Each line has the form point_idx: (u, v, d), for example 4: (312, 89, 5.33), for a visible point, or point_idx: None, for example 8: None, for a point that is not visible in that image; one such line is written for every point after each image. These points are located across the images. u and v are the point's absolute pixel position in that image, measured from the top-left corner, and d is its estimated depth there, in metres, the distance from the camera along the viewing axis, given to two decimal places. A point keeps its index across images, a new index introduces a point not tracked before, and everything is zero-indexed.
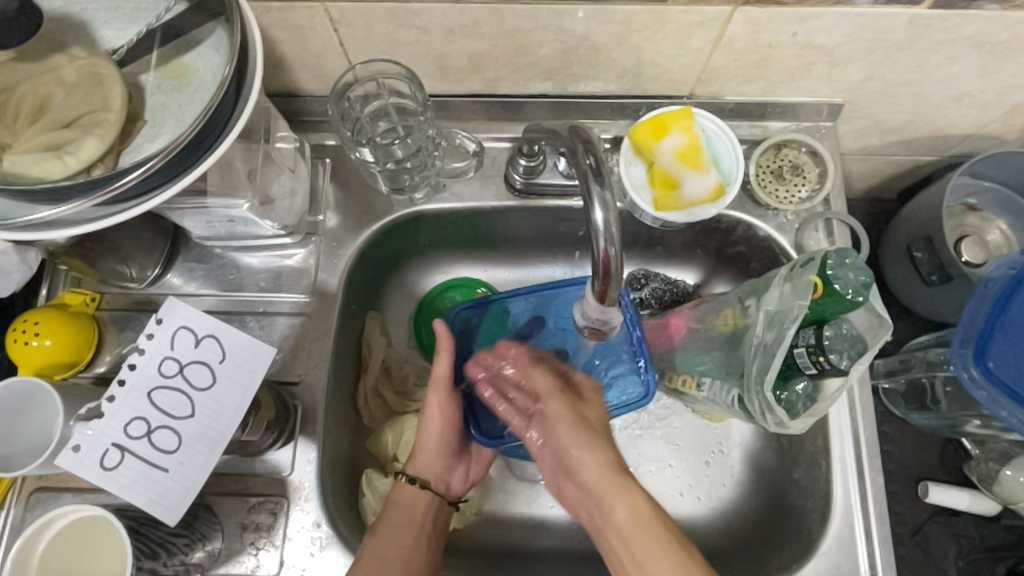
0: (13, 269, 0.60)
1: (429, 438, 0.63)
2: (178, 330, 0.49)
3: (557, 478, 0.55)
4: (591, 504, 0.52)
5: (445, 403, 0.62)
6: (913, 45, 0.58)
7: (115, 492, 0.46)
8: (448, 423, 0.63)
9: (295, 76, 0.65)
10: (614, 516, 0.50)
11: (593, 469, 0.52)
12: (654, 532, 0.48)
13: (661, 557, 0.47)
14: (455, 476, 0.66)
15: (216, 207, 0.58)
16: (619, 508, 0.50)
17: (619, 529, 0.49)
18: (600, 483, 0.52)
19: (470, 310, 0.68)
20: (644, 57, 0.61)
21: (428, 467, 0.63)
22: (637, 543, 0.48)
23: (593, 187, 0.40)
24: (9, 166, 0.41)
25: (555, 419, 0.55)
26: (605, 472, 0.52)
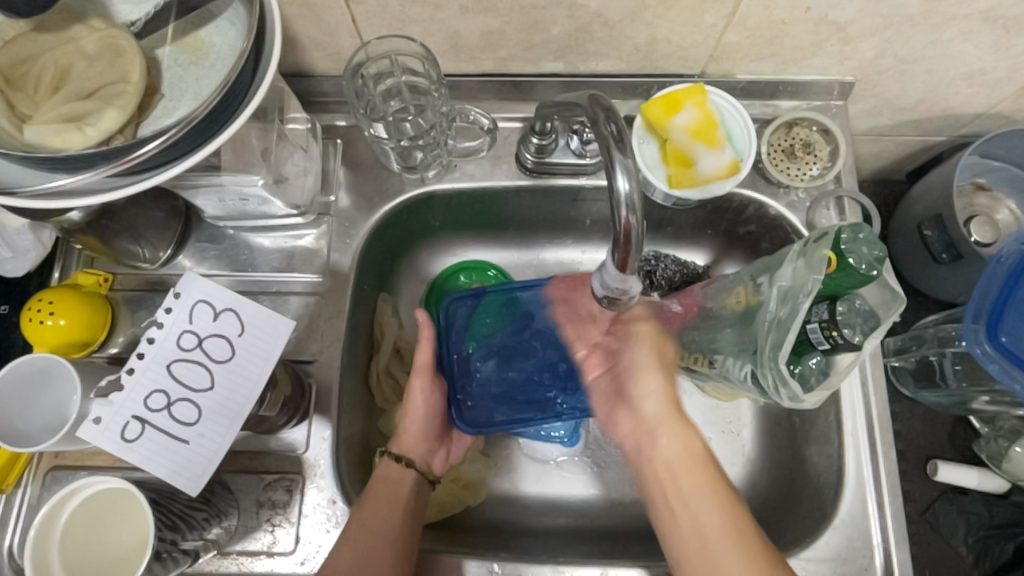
0: (29, 247, 0.62)
1: (414, 419, 0.63)
2: (196, 304, 0.49)
3: (615, 400, 0.60)
4: (642, 431, 0.57)
5: (428, 388, 0.63)
6: (927, 20, 0.58)
7: (135, 463, 0.46)
8: (431, 407, 0.64)
9: (307, 55, 0.65)
10: (666, 437, 0.54)
11: (659, 400, 0.56)
12: (701, 464, 0.52)
13: (702, 491, 0.51)
14: (436, 457, 0.66)
15: (230, 184, 0.58)
16: (677, 437, 0.54)
17: (671, 454, 0.53)
18: (657, 411, 0.56)
19: (465, 301, 0.68)
20: (657, 34, 0.61)
21: (413, 447, 0.63)
22: (684, 475, 0.52)
23: (615, 156, 0.41)
24: (30, 136, 0.41)
25: (636, 346, 0.59)
26: (669, 411, 0.56)
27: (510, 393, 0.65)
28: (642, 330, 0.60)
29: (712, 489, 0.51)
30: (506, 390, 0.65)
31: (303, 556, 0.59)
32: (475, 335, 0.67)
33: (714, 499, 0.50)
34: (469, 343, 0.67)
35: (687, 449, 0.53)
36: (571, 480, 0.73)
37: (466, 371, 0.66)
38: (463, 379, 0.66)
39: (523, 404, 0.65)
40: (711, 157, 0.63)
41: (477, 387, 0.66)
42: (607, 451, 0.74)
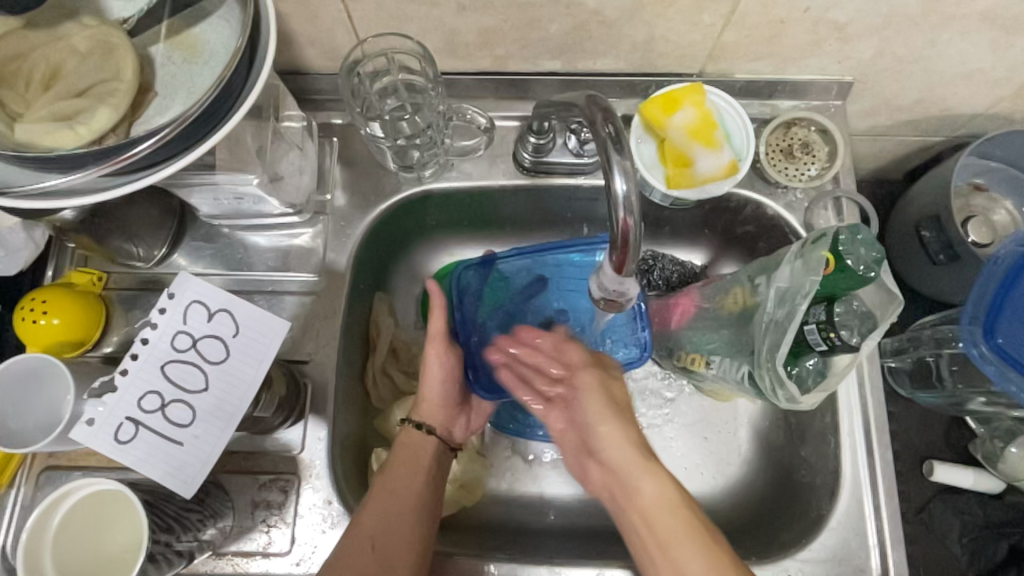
0: (21, 246, 0.61)
1: (431, 388, 0.63)
2: (190, 305, 0.49)
3: (581, 457, 0.56)
4: (613, 482, 0.52)
5: (444, 355, 0.62)
6: (926, 20, 0.58)
7: (129, 465, 0.46)
8: (448, 375, 0.63)
9: (303, 52, 0.64)
10: (638, 493, 0.50)
11: (622, 456, 0.52)
12: (680, 511, 0.48)
13: (680, 536, 0.47)
14: (457, 424, 0.66)
15: (225, 183, 0.57)
16: (650, 492, 0.50)
17: (642, 506, 0.50)
18: (622, 460, 0.52)
19: (475, 269, 0.69)
20: (655, 33, 0.61)
21: (434, 415, 0.63)
22: (657, 520, 0.48)
23: (612, 156, 0.40)
24: (20, 135, 0.41)
25: (585, 402, 0.55)
26: (635, 458, 0.51)
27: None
28: (586, 378, 0.57)
29: (694, 542, 0.47)
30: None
31: (299, 557, 0.59)
32: (488, 302, 0.69)
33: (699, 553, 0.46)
34: (482, 310, 0.69)
35: (664, 500, 0.49)
36: (568, 480, 0.72)
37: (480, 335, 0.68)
38: (479, 343, 0.68)
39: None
40: (709, 157, 0.63)
41: (492, 350, 0.68)
42: None
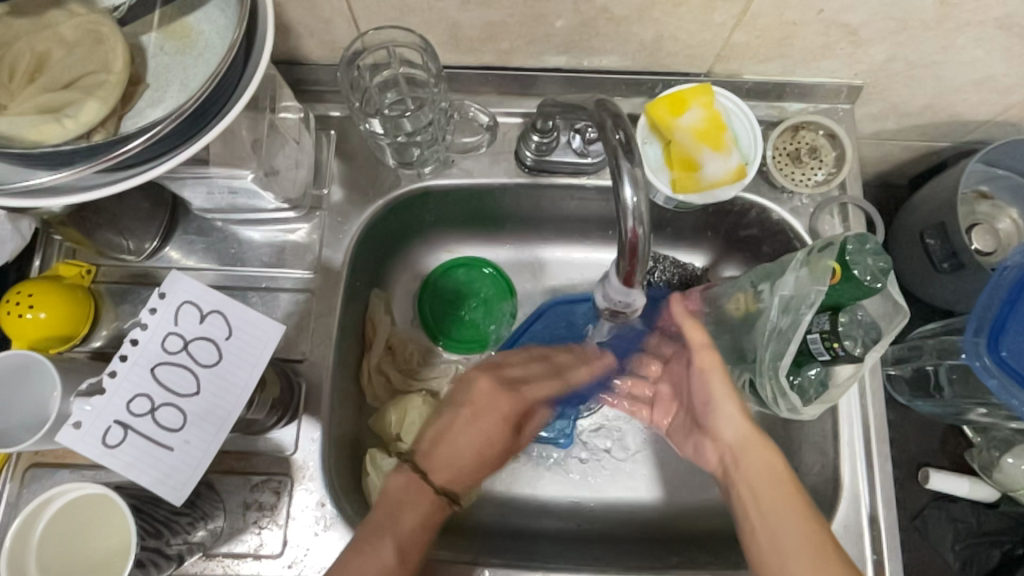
0: (6, 239, 0.57)
1: (449, 429, 0.59)
2: (181, 306, 0.47)
3: (696, 434, 0.61)
4: (726, 455, 0.57)
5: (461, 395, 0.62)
6: (942, 25, 0.56)
7: (119, 470, 0.45)
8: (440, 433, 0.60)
9: (300, 42, 0.62)
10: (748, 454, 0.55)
11: (733, 433, 0.57)
12: (774, 463, 0.54)
13: (781, 506, 0.52)
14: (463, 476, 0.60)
15: (219, 177, 0.55)
16: (759, 443, 0.55)
17: (750, 454, 0.55)
18: (737, 435, 0.56)
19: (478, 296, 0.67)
20: (664, 32, 0.59)
21: (440, 457, 0.58)
22: (767, 499, 0.52)
23: (622, 164, 0.39)
24: (5, 127, 0.39)
25: (711, 384, 0.58)
26: (749, 431, 0.56)
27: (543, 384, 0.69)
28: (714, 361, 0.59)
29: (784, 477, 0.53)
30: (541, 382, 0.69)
31: (291, 560, 0.58)
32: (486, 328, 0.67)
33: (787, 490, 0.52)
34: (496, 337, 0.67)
35: (765, 449, 0.55)
36: (564, 482, 0.72)
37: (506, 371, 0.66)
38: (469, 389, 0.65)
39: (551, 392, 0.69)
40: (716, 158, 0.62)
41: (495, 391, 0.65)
42: (595, 452, 0.73)
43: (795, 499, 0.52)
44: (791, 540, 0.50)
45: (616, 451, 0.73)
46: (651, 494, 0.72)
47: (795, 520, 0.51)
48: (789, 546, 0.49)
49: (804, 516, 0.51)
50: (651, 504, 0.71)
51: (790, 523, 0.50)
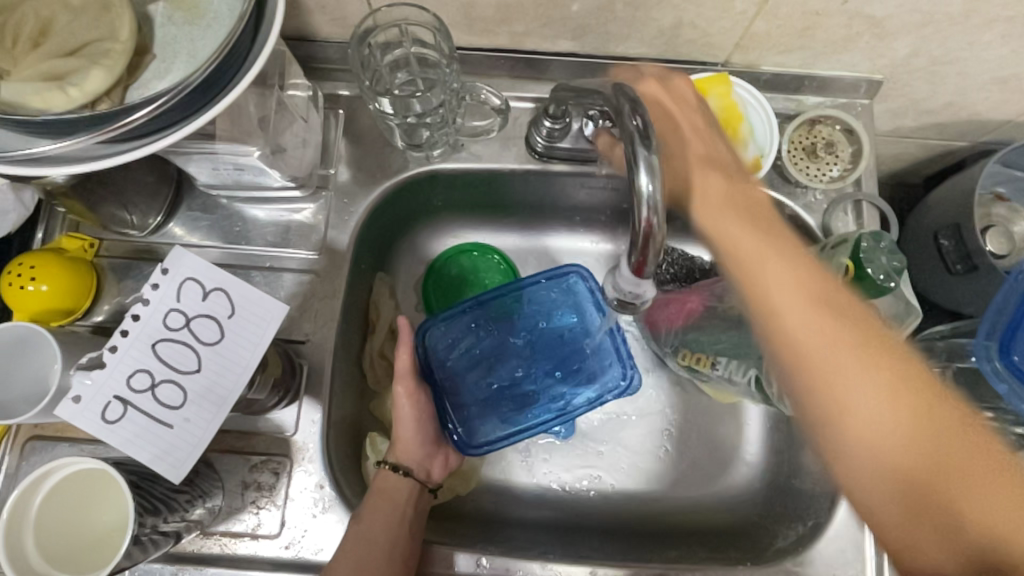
0: (10, 209, 0.57)
1: (403, 427, 0.58)
2: (184, 282, 0.46)
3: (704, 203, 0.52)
4: (815, 348, 0.44)
5: (415, 393, 0.59)
6: (968, 20, 0.55)
7: (116, 446, 0.44)
8: (418, 413, 0.59)
9: (312, 18, 0.61)
10: (733, 236, 0.50)
11: (730, 221, 0.50)
12: (847, 348, 0.44)
13: (890, 382, 0.43)
14: (435, 464, 0.61)
15: (225, 153, 0.54)
16: (786, 272, 0.47)
17: (801, 350, 0.45)
18: (866, 393, 0.43)
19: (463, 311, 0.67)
20: (683, 18, 0.58)
21: (410, 452, 0.59)
22: (906, 398, 0.42)
23: (639, 150, 0.38)
24: (7, 94, 0.38)
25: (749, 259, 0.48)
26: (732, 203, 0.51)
27: (497, 397, 0.67)
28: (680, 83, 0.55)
29: (826, 325, 0.45)
30: (504, 400, 0.67)
31: (288, 540, 0.58)
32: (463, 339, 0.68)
33: (863, 369, 0.43)
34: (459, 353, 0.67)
35: (793, 281, 0.46)
36: (560, 471, 0.72)
37: (456, 377, 0.66)
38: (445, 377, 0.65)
39: (508, 406, 0.66)
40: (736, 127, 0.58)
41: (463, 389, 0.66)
42: (597, 444, 0.72)
43: (871, 376, 0.43)
44: (893, 451, 0.42)
45: (616, 443, 0.72)
46: (652, 488, 0.71)
47: (877, 374, 0.43)
48: (872, 414, 0.43)
49: (879, 408, 0.42)
50: (651, 497, 0.71)
51: (893, 401, 0.42)
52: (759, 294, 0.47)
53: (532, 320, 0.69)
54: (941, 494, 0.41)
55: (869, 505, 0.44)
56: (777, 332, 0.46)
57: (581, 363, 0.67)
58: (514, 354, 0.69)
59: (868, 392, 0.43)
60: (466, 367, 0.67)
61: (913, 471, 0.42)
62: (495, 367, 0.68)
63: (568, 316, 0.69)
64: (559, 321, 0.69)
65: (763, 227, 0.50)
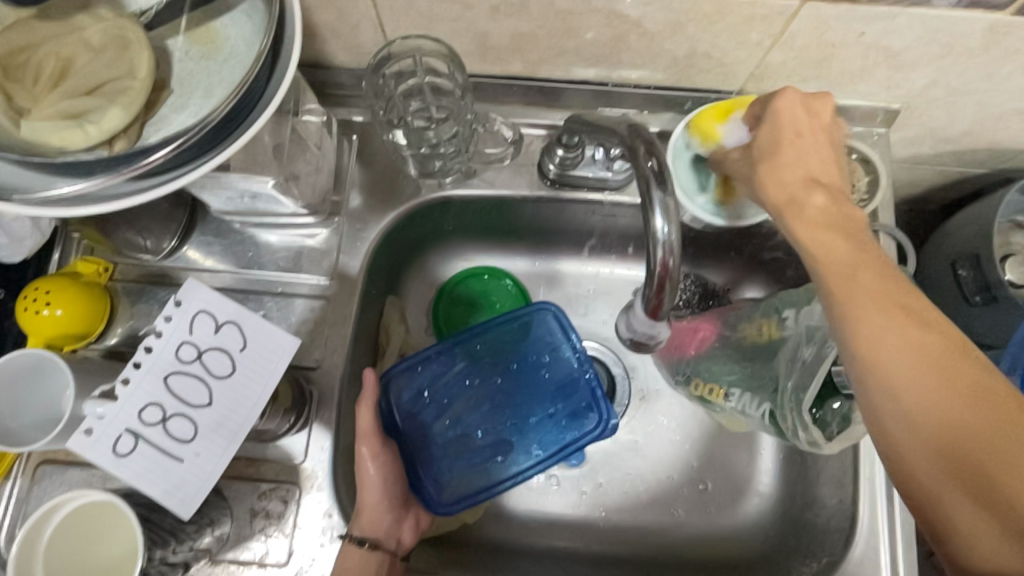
0: (26, 235, 0.58)
1: (370, 494, 0.56)
2: (197, 315, 0.46)
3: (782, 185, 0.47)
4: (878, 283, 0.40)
5: (379, 455, 0.57)
6: (988, 53, 0.54)
7: (126, 479, 0.44)
8: (383, 478, 0.57)
9: (327, 46, 0.62)
10: (800, 225, 0.45)
11: (792, 172, 0.47)
12: (921, 349, 0.37)
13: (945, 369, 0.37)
14: (404, 529, 0.60)
15: (239, 183, 0.55)
16: (875, 280, 0.40)
17: (891, 360, 0.38)
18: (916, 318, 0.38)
19: (434, 358, 0.67)
20: (698, 49, 0.57)
21: (376, 523, 0.57)
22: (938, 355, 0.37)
23: (654, 192, 0.38)
24: (28, 133, 0.38)
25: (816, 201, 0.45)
26: (812, 161, 0.47)
27: (470, 450, 0.65)
28: (789, 103, 0.49)
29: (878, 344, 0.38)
30: (472, 452, 0.65)
31: (296, 569, 0.58)
32: (431, 392, 0.66)
33: (927, 375, 0.37)
34: (431, 404, 0.66)
35: (890, 305, 0.39)
36: (572, 502, 0.71)
37: (423, 430, 0.65)
38: (416, 432, 0.65)
39: (484, 460, 0.65)
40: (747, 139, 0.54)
41: (436, 440, 0.65)
42: (607, 472, 0.71)
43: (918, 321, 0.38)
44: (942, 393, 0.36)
45: (627, 473, 0.71)
46: (662, 518, 0.70)
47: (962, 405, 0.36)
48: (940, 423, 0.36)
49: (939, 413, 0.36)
50: (661, 528, 0.70)
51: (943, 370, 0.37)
52: (843, 300, 0.40)
53: (508, 361, 0.69)
54: (1001, 480, 0.34)
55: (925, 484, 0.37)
56: (860, 348, 0.39)
57: (558, 406, 0.67)
58: (484, 400, 0.68)
59: (920, 397, 0.37)
60: (437, 418, 0.66)
61: (970, 463, 0.35)
62: (462, 415, 0.67)
63: (547, 356, 0.69)
64: (539, 361, 0.69)
65: (867, 241, 0.43)
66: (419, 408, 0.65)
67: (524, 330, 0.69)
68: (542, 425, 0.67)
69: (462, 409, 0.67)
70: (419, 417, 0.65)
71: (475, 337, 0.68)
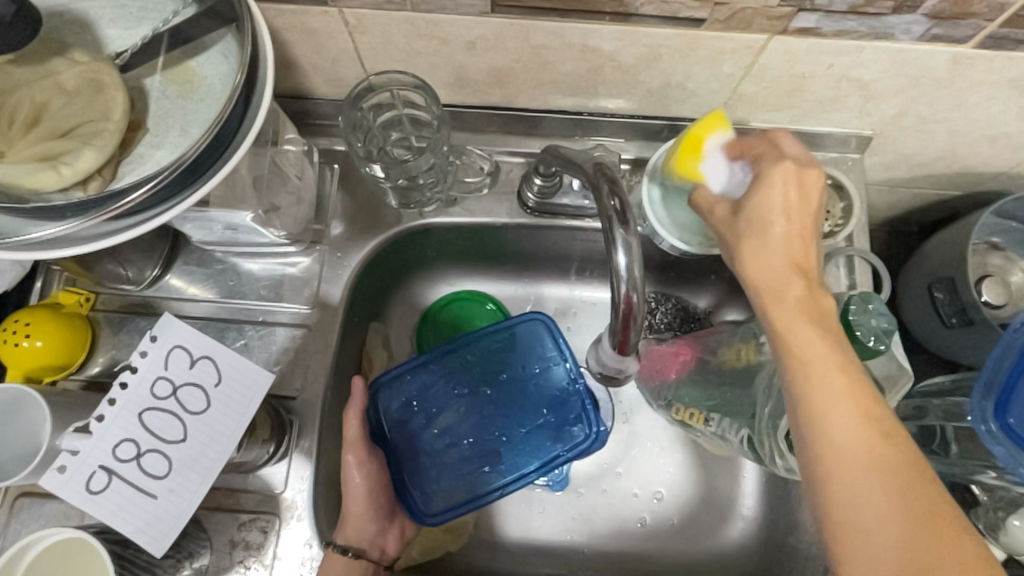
0: (7, 267, 0.58)
1: (353, 501, 0.58)
2: (172, 350, 0.46)
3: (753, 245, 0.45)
4: (830, 380, 0.41)
5: (365, 463, 0.58)
6: (954, 83, 0.56)
7: (99, 517, 0.44)
8: (369, 486, 0.58)
9: (308, 78, 0.62)
10: (780, 312, 0.44)
11: (778, 255, 0.44)
12: (873, 460, 0.39)
13: (868, 468, 0.39)
14: (388, 538, 0.61)
15: (218, 215, 0.56)
16: (832, 379, 0.41)
17: (833, 450, 0.40)
18: (853, 424, 0.40)
19: (424, 368, 0.67)
20: (671, 80, 0.58)
21: (360, 531, 0.58)
22: (861, 453, 0.39)
23: (616, 230, 0.39)
24: (2, 175, 0.39)
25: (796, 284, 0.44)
26: (796, 245, 0.44)
27: (459, 459, 0.66)
28: (783, 174, 0.45)
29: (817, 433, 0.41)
30: (460, 461, 0.66)
31: None
32: (421, 400, 0.67)
33: (880, 485, 0.39)
34: (421, 413, 0.66)
35: (847, 398, 0.40)
36: (555, 527, 0.70)
37: (412, 439, 0.65)
38: (405, 439, 0.65)
39: (473, 470, 0.65)
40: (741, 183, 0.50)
41: (425, 448, 0.65)
42: (590, 496, 0.71)
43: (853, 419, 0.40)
44: (859, 494, 0.39)
45: (609, 497, 0.71)
46: (646, 543, 0.70)
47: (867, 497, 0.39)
48: (852, 514, 0.39)
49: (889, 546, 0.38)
50: (645, 552, 0.70)
51: (862, 473, 0.39)
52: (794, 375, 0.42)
53: (498, 371, 0.69)
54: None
55: (867, 569, 0.38)
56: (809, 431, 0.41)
57: (546, 418, 0.67)
58: (474, 410, 0.68)
59: (843, 488, 0.40)
60: (426, 427, 0.66)
61: (850, 547, 0.39)
62: (452, 424, 0.67)
63: (536, 367, 0.69)
64: (529, 373, 0.69)
65: (836, 334, 0.43)
66: (409, 416, 0.66)
67: (515, 339, 0.69)
68: (530, 436, 0.67)
69: (452, 417, 0.67)
70: (409, 426, 0.66)
71: (467, 345, 0.68)
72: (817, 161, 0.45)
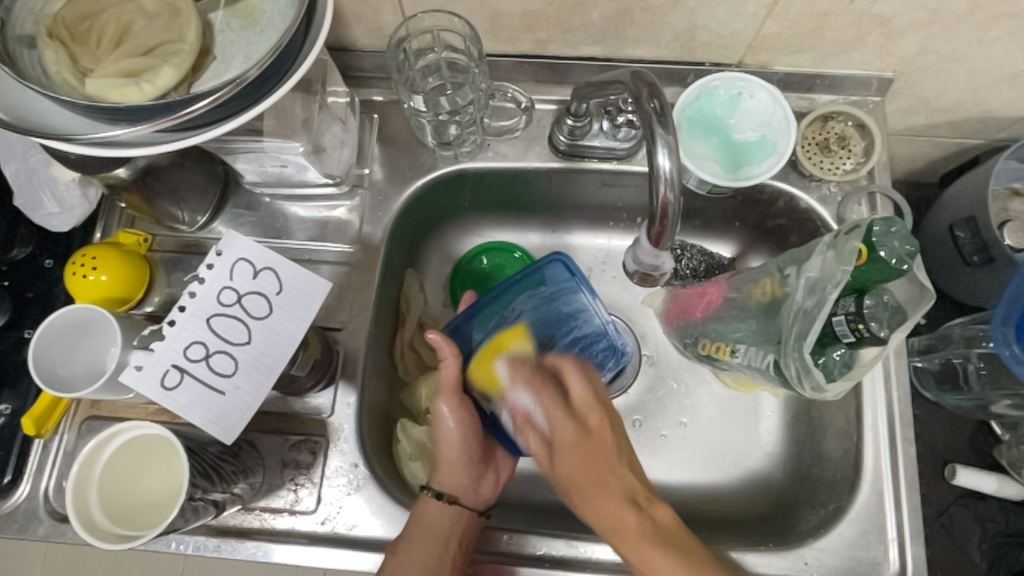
0: (76, 204, 0.65)
1: (450, 447, 0.61)
2: (237, 262, 0.51)
3: (548, 386, 0.59)
4: (575, 478, 0.55)
5: (459, 409, 0.61)
6: (972, 17, 0.57)
7: (175, 410, 0.49)
8: (463, 429, 0.61)
9: (350, 30, 0.66)
10: (568, 456, 0.55)
11: (577, 454, 0.55)
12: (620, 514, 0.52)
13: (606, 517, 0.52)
14: (484, 481, 0.63)
15: (272, 150, 0.59)
16: (580, 459, 0.55)
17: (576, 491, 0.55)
18: (577, 475, 0.55)
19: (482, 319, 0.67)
20: (697, 21, 0.61)
21: (453, 478, 0.60)
22: (570, 462, 0.55)
23: (657, 130, 0.45)
24: (91, 88, 0.43)
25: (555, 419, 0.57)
26: (569, 430, 0.56)
27: None
28: (578, 446, 0.55)
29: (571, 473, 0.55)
30: None
31: (324, 516, 0.61)
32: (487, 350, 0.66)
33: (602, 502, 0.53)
34: None
35: (580, 464, 0.55)
36: None
37: None
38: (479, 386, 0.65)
39: None
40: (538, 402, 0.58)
41: None
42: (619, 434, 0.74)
43: (580, 477, 0.55)
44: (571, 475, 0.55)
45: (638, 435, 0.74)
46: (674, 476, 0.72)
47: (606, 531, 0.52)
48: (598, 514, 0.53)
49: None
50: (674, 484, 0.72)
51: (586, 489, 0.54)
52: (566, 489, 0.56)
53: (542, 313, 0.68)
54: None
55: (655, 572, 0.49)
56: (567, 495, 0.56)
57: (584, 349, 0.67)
58: None
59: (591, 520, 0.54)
60: None
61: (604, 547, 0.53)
62: None
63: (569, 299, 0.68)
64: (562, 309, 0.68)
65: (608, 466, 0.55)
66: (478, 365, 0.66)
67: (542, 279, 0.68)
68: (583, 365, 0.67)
69: None
70: (480, 374, 0.65)
71: (517, 286, 0.68)
72: (587, 380, 0.58)
